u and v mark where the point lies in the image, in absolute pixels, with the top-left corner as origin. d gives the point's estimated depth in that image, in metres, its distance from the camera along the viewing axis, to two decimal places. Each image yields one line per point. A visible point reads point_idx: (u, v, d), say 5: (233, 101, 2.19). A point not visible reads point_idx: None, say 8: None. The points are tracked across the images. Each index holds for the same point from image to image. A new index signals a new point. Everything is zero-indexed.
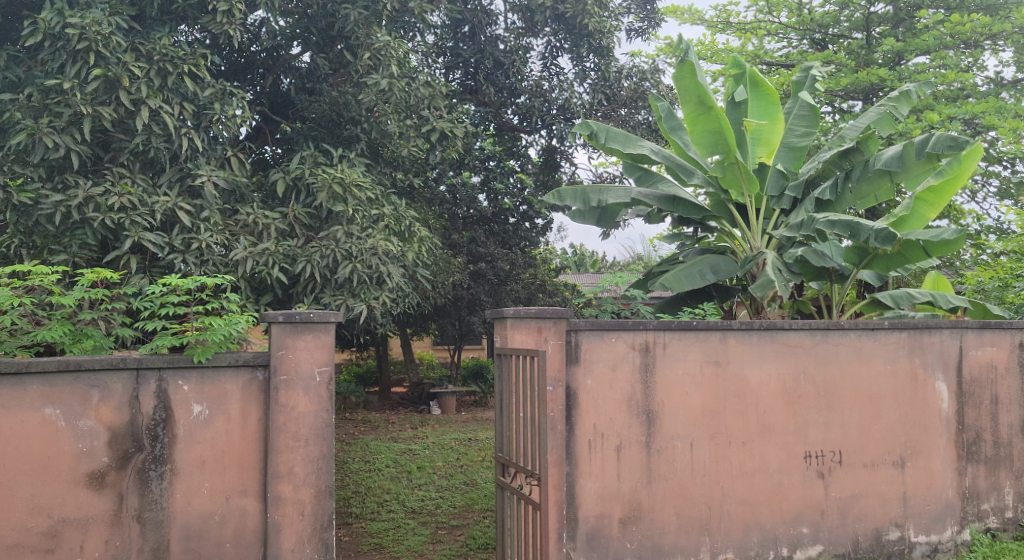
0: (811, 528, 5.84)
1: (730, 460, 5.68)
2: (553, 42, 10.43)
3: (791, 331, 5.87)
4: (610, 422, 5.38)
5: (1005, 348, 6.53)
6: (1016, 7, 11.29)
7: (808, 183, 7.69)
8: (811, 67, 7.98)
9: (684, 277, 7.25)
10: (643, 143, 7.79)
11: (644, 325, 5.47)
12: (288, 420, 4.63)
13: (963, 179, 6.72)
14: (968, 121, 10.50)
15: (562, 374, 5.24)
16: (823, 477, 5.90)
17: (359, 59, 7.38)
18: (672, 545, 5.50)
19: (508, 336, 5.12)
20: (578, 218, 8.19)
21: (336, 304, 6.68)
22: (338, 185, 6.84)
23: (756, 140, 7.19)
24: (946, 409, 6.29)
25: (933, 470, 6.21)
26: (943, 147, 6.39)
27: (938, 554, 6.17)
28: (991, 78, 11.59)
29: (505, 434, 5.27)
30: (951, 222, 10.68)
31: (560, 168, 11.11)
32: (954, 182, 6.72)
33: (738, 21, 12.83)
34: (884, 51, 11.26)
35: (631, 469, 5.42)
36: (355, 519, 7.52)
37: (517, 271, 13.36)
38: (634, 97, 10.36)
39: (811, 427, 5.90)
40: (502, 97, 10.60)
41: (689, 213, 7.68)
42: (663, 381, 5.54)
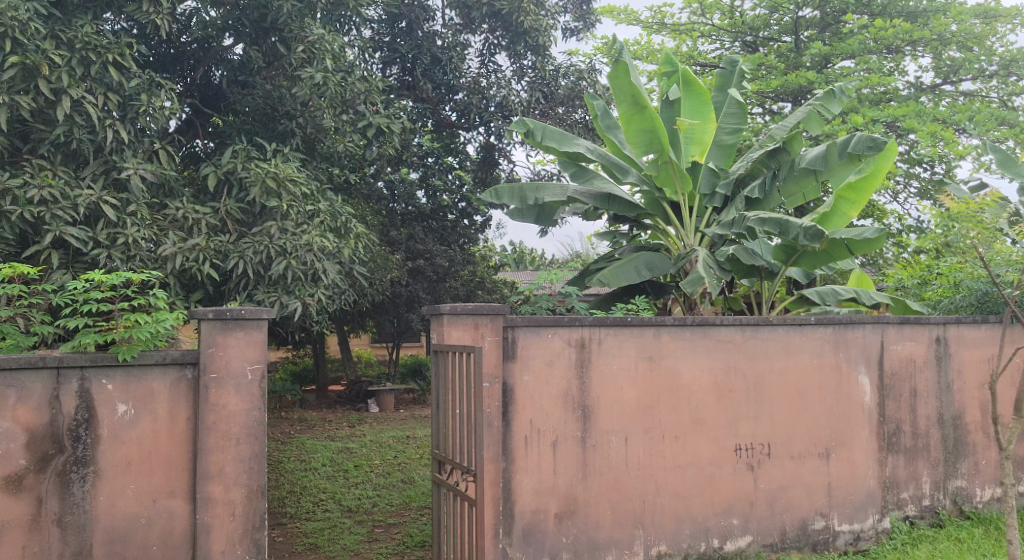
0: (741, 519, 5.98)
1: (664, 453, 5.79)
2: (490, 39, 10.48)
3: (723, 327, 6.02)
4: (546, 417, 5.43)
5: (924, 342, 6.78)
6: (934, 15, 11.77)
7: (738, 182, 7.85)
8: (737, 61, 8.07)
9: (621, 273, 7.36)
10: (578, 141, 7.83)
11: (579, 321, 5.54)
12: (218, 419, 4.54)
13: (880, 176, 7.11)
14: (892, 124, 10.91)
15: (498, 370, 5.26)
16: (752, 470, 6.05)
17: (292, 52, 7.29)
18: (607, 539, 5.57)
19: (445, 333, 5.14)
20: (516, 217, 8.19)
21: (270, 301, 6.59)
22: (272, 179, 6.74)
23: (689, 139, 7.38)
24: (868, 401, 6.51)
25: (856, 461, 6.42)
26: (862, 149, 6.56)
27: (860, 542, 6.38)
28: (912, 82, 12.02)
29: (441, 432, 5.28)
30: (875, 222, 11.01)
31: (498, 165, 11.13)
32: (872, 180, 7.12)
33: (672, 23, 13.03)
34: (812, 54, 11.53)
35: (567, 464, 5.48)
36: (289, 519, 7.43)
37: (456, 268, 13.35)
38: (571, 96, 10.36)
39: (741, 421, 6.05)
40: (440, 93, 10.55)
41: (624, 211, 7.84)
42: (598, 377, 5.61)
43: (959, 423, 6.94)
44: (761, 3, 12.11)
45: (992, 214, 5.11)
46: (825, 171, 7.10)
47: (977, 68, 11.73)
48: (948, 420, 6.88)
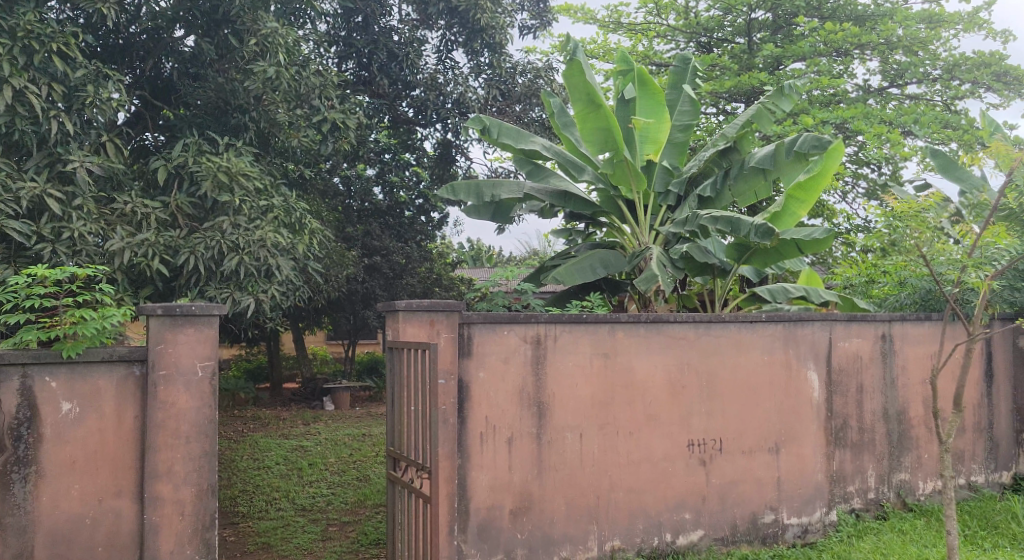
0: (693, 513, 6.07)
1: (618, 449, 5.84)
2: (447, 36, 10.47)
3: (676, 325, 6.10)
4: (502, 414, 5.45)
5: (870, 339, 6.95)
6: (882, 19, 12.03)
7: (690, 180, 7.95)
8: (690, 58, 8.06)
9: (576, 271, 7.40)
10: (534, 138, 7.86)
11: (535, 318, 5.56)
12: (167, 417, 4.47)
13: (826, 177, 6.91)
14: (840, 125, 11.17)
15: (454, 366, 5.26)
16: (704, 465, 6.14)
17: (244, 45, 7.16)
18: (562, 535, 5.61)
19: (400, 329, 5.14)
20: (472, 214, 8.20)
21: (222, 297, 6.50)
22: (224, 173, 6.65)
23: (644, 138, 7.44)
24: (817, 397, 6.65)
25: (805, 455, 6.56)
26: (808, 148, 6.89)
27: (808, 534, 6.52)
28: (860, 85, 12.29)
29: (396, 429, 5.27)
30: (825, 221, 11.23)
31: (456, 162, 11.12)
32: (818, 182, 6.93)
33: (628, 22, 13.11)
34: (764, 56, 11.71)
35: (522, 460, 5.50)
36: (241, 519, 7.33)
37: (413, 265, 13.27)
38: (528, 94, 10.35)
39: (694, 417, 6.13)
40: (396, 89, 10.55)
41: (580, 208, 7.92)
42: (553, 374, 5.64)
43: (904, 417, 7.12)
44: (715, 5, 12.25)
45: (934, 214, 5.23)
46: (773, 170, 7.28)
47: (922, 72, 12.06)
48: (892, 415, 7.05)
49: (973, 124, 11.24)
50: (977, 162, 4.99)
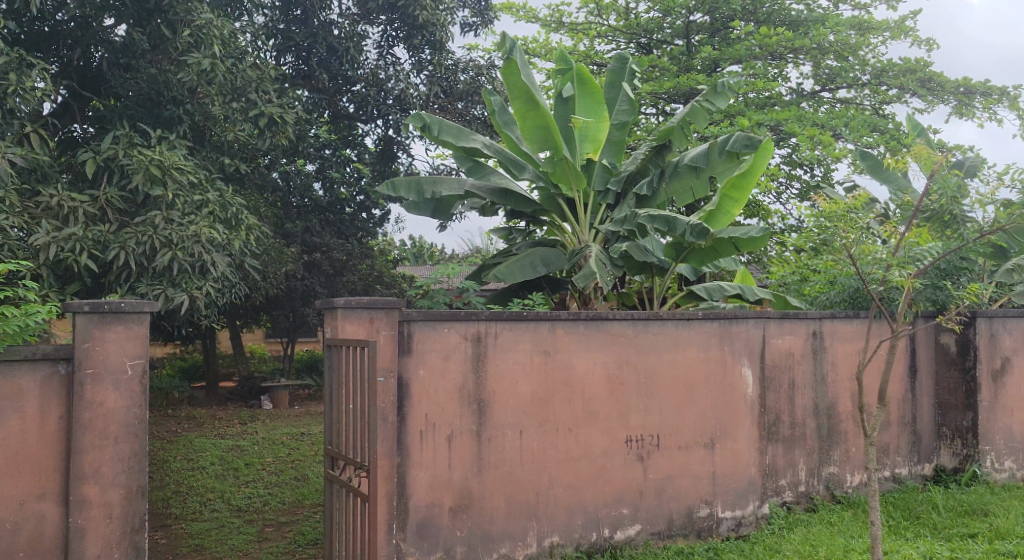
0: (630, 508, 6.15)
1: (557, 446, 5.89)
2: (388, 31, 10.40)
3: (615, 322, 6.17)
4: (441, 412, 5.43)
5: (801, 337, 7.13)
6: (814, 24, 12.32)
7: (629, 179, 8.07)
8: (627, 58, 8.08)
9: (517, 269, 7.42)
10: (475, 137, 7.84)
11: (475, 315, 5.56)
12: (94, 418, 4.34)
13: (755, 176, 7.38)
14: (775, 127, 11.44)
15: (393, 364, 5.24)
16: (642, 460, 6.23)
17: (177, 36, 7.02)
18: (501, 532, 5.62)
19: (339, 326, 5.10)
20: (412, 210, 8.18)
21: (154, 294, 6.33)
22: (156, 167, 6.50)
23: (584, 136, 7.47)
24: (751, 393, 6.80)
25: (739, 450, 6.70)
26: (739, 147, 7.11)
27: (741, 527, 6.66)
28: (794, 88, 12.59)
29: (334, 427, 5.22)
30: (760, 221, 11.47)
31: (397, 159, 11.02)
32: (749, 181, 7.39)
33: (570, 22, 13.18)
34: (702, 58, 11.92)
35: (462, 459, 5.50)
36: (173, 521, 7.17)
37: (353, 262, 13.21)
38: (469, 91, 10.37)
39: (632, 413, 6.22)
40: (337, 84, 10.44)
41: (521, 207, 7.93)
42: (493, 372, 5.65)
43: (833, 412, 7.32)
44: (655, 6, 12.41)
45: (862, 214, 5.35)
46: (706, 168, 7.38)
47: (852, 77, 12.43)
48: (822, 410, 7.25)
49: (899, 129, 11.61)
50: (904, 165, 5.10)
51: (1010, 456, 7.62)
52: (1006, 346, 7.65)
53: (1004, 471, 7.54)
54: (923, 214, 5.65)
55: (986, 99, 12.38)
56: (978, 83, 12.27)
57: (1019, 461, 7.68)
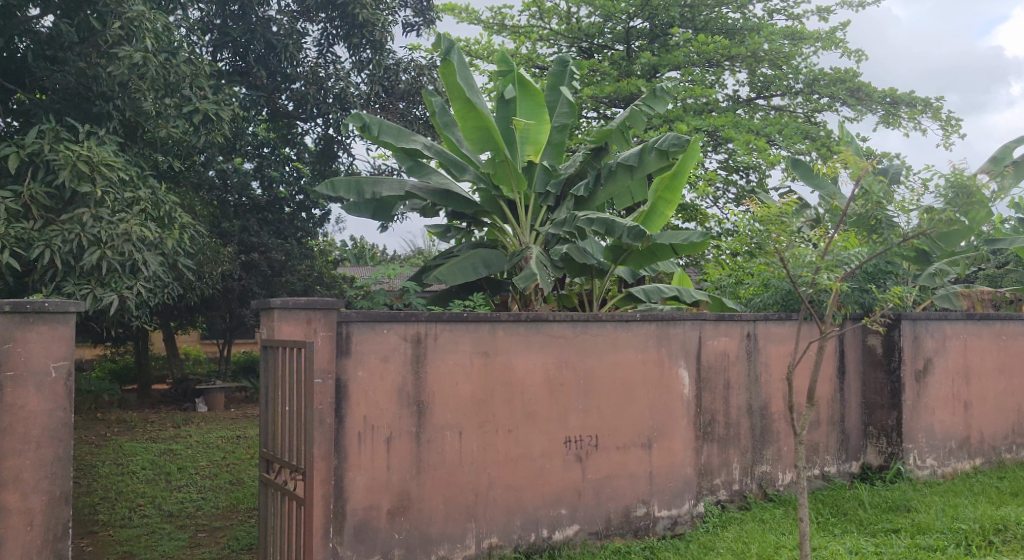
0: (569, 509, 6.19)
1: (497, 447, 5.89)
2: (328, 29, 10.28)
3: (555, 323, 6.21)
4: (380, 413, 5.40)
5: (736, 338, 7.27)
6: (750, 33, 12.61)
7: (568, 181, 8.14)
8: (568, 60, 8.13)
9: (458, 270, 7.40)
10: (415, 137, 7.81)
11: (415, 316, 5.54)
12: (15, 421, 4.18)
13: (686, 174, 7.56)
14: (712, 133, 11.68)
15: (331, 365, 5.18)
16: (580, 460, 6.28)
17: (107, 29, 6.81)
18: (440, 534, 5.60)
19: (275, 327, 5.03)
20: (352, 211, 8.11)
21: (81, 293, 6.14)
22: (84, 163, 6.29)
23: (525, 138, 7.38)
24: (687, 393, 6.92)
25: (675, 449, 6.81)
26: (668, 145, 7.10)
27: (677, 526, 6.77)
28: (730, 95, 12.84)
29: (269, 430, 5.14)
30: (697, 225, 11.67)
31: (337, 158, 10.87)
32: (680, 180, 7.58)
33: (512, 24, 13.22)
34: (642, 63, 12.11)
35: (400, 460, 5.46)
36: (101, 527, 6.96)
37: (293, 263, 12.97)
38: (410, 91, 10.41)
39: (571, 414, 6.26)
40: (275, 82, 10.25)
41: (462, 207, 7.92)
42: (433, 373, 5.63)
43: (766, 412, 7.48)
44: (596, 11, 12.53)
45: (793, 218, 5.47)
46: (640, 167, 7.46)
47: (785, 85, 12.75)
48: (756, 409, 7.40)
49: (830, 136, 11.95)
50: (835, 171, 5.24)
51: (932, 453, 7.87)
52: (929, 347, 7.92)
53: (926, 468, 7.79)
54: (850, 218, 5.82)
55: (911, 109, 12.84)
56: (903, 94, 12.70)
57: (941, 458, 7.95)
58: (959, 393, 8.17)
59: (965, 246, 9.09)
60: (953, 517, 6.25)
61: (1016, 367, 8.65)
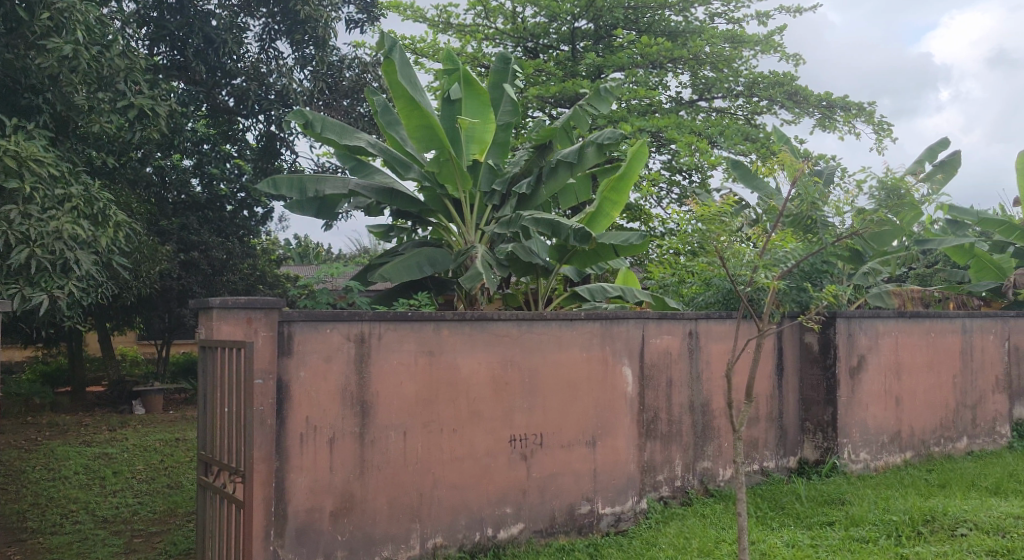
0: (513, 507, 6.20)
1: (441, 446, 5.87)
2: (269, 24, 10.13)
3: (500, 322, 6.21)
4: (323, 414, 5.33)
5: (678, 336, 7.37)
6: (692, 36, 12.80)
7: (514, 180, 8.18)
8: (510, 57, 8.04)
9: (403, 269, 7.34)
10: (358, 135, 7.73)
11: (359, 316, 5.48)
12: None
13: (633, 175, 7.60)
14: (655, 134, 11.83)
15: (272, 366, 5.12)
16: (525, 459, 6.30)
17: (35, 18, 6.52)
18: (383, 535, 5.55)
19: (214, 328, 4.95)
20: (295, 209, 7.99)
21: (9, 293, 5.90)
22: (12, 157, 6.06)
23: (470, 137, 7.40)
24: (630, 391, 6.99)
25: (619, 447, 6.88)
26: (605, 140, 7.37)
27: (620, 522, 6.84)
28: (673, 97, 13.01)
29: (208, 433, 5.05)
30: (641, 225, 11.78)
31: (280, 155, 10.70)
32: (627, 181, 7.65)
33: (458, 23, 13.18)
34: (587, 64, 12.19)
35: (344, 461, 5.41)
36: (30, 535, 6.73)
37: (234, 261, 12.66)
38: (355, 88, 10.34)
39: (516, 412, 6.27)
40: (214, 77, 10.05)
41: (406, 206, 7.87)
42: (377, 373, 5.58)
43: (707, 409, 7.59)
44: (541, 11, 12.58)
45: (732, 218, 5.55)
46: (580, 164, 7.60)
47: (726, 88, 12.97)
48: (697, 407, 7.51)
49: (769, 138, 12.20)
50: (773, 173, 5.32)
51: (865, 448, 8.09)
52: (862, 345, 8.15)
53: (860, 462, 8.01)
54: (786, 217, 5.94)
55: (846, 113, 13.18)
56: (838, 98, 13.05)
57: (874, 452, 8.17)
58: (891, 389, 8.42)
59: (895, 247, 9.41)
60: (884, 509, 6.44)
61: (944, 363, 8.95)
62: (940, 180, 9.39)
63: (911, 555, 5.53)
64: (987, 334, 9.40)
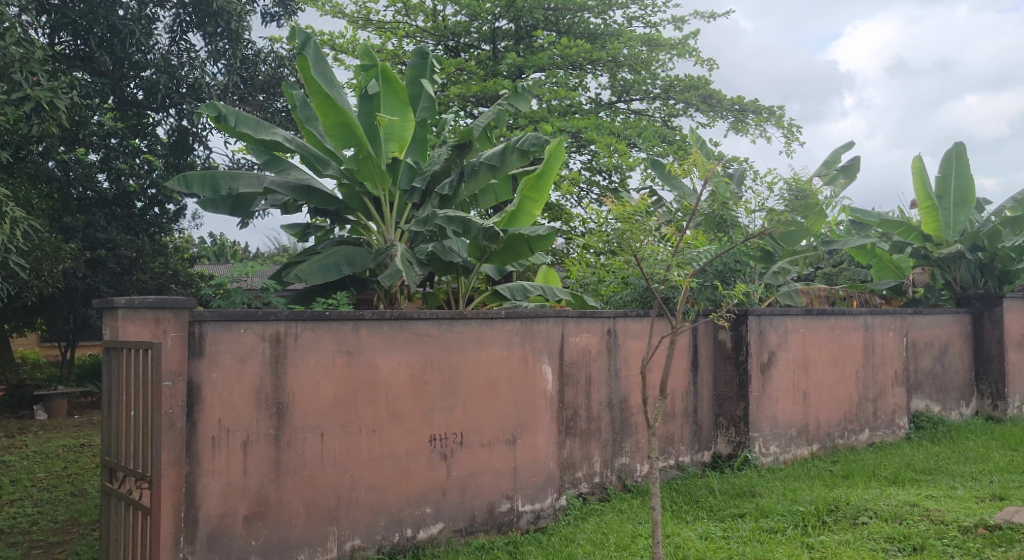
0: (433, 507, 6.16)
1: (360, 448, 5.79)
2: (181, 15, 9.75)
3: (419, 321, 6.16)
4: (236, 416, 5.20)
5: (597, 334, 7.46)
6: (610, 38, 13.00)
7: (434, 177, 8.09)
8: (428, 51, 7.97)
9: (319, 269, 7.20)
10: (276, 130, 7.58)
11: (274, 315, 5.36)
12: None
13: (552, 175, 7.70)
14: (575, 134, 11.95)
15: (182, 367, 4.96)
16: (444, 458, 6.27)
17: None
18: (299, 538, 5.45)
19: (119, 328, 4.78)
20: (208, 207, 7.77)
21: None
22: None
23: (389, 135, 7.32)
24: (550, 389, 7.04)
25: (539, 445, 6.92)
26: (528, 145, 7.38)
27: (540, 519, 6.88)
28: (593, 98, 13.17)
29: (113, 437, 4.87)
30: (562, 224, 11.89)
31: (193, 150, 10.40)
32: (546, 180, 7.73)
33: (377, 20, 13.04)
34: (508, 64, 12.24)
35: (258, 464, 5.29)
36: None
37: (144, 260, 12.26)
38: (270, 83, 10.26)
39: (436, 412, 6.24)
40: (121, 68, 9.65)
41: (324, 204, 7.74)
42: (293, 373, 5.47)
43: (625, 406, 7.71)
44: (462, 10, 12.56)
45: (648, 218, 5.63)
46: (501, 166, 7.64)
47: (644, 90, 13.22)
48: (615, 404, 7.62)
49: (685, 140, 12.47)
50: (688, 174, 5.32)
51: (775, 441, 8.36)
52: (772, 341, 8.41)
53: (770, 455, 8.26)
54: (698, 217, 6.09)
55: (758, 117, 13.57)
56: (750, 102, 13.44)
57: (783, 445, 8.45)
58: (799, 384, 8.71)
59: (806, 247, 9.80)
60: (792, 500, 6.67)
61: (848, 358, 9.32)
62: (842, 182, 9.80)
63: (816, 544, 5.74)
64: (887, 330, 9.83)
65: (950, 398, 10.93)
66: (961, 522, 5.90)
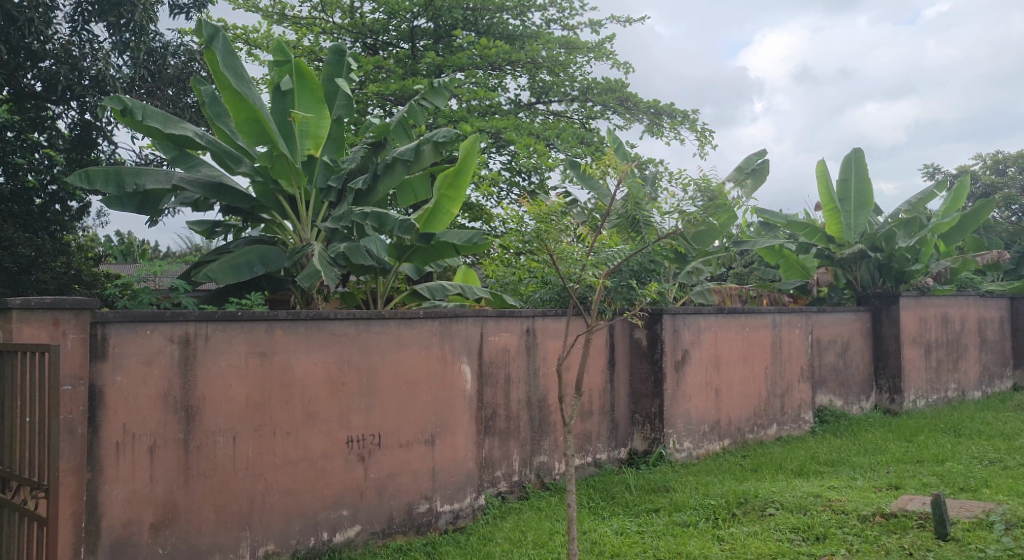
0: (350, 510, 6.08)
1: (274, 451, 5.66)
2: (81, 5, 9.39)
3: (337, 322, 6.07)
4: (142, 421, 5.01)
5: (515, 333, 7.49)
6: (529, 40, 13.12)
7: (350, 174, 7.93)
8: (345, 48, 7.93)
9: (231, 270, 6.99)
10: (185, 125, 7.34)
11: (183, 316, 5.19)
12: None
13: (469, 173, 7.70)
14: (494, 133, 11.99)
15: (84, 370, 4.75)
16: (362, 460, 6.19)
17: None
18: (210, 545, 5.29)
19: (14, 330, 4.54)
20: (112, 204, 7.38)
21: None
22: None
23: (304, 132, 7.18)
24: (469, 388, 7.03)
25: (457, 444, 6.90)
26: (441, 137, 7.64)
27: (459, 519, 6.86)
28: (512, 99, 13.22)
29: (7, 445, 4.62)
30: (481, 223, 11.89)
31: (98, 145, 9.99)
32: (463, 178, 7.73)
33: (293, 15, 12.79)
34: (427, 63, 12.18)
35: (166, 469, 5.11)
36: None
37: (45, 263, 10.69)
38: (180, 77, 9.97)
39: (352, 413, 6.15)
40: (17, 58, 9.14)
41: (237, 203, 7.49)
42: (204, 375, 5.31)
43: (543, 404, 7.78)
44: (380, 8, 12.46)
45: (564, 219, 5.69)
46: (416, 162, 7.70)
47: (562, 92, 13.34)
48: (534, 402, 7.67)
49: (602, 142, 12.65)
50: (605, 176, 5.39)
51: (688, 437, 8.56)
52: (686, 340, 8.61)
53: (683, 451, 8.45)
54: (613, 218, 6.18)
55: (672, 120, 13.88)
56: (665, 105, 13.73)
57: (696, 441, 8.65)
58: (710, 381, 8.94)
59: (717, 248, 10.18)
60: (703, 494, 6.85)
61: (757, 355, 9.63)
62: (751, 186, 10.11)
63: (725, 536, 5.90)
64: (794, 328, 10.19)
65: (851, 393, 11.41)
66: (860, 510, 6.17)
